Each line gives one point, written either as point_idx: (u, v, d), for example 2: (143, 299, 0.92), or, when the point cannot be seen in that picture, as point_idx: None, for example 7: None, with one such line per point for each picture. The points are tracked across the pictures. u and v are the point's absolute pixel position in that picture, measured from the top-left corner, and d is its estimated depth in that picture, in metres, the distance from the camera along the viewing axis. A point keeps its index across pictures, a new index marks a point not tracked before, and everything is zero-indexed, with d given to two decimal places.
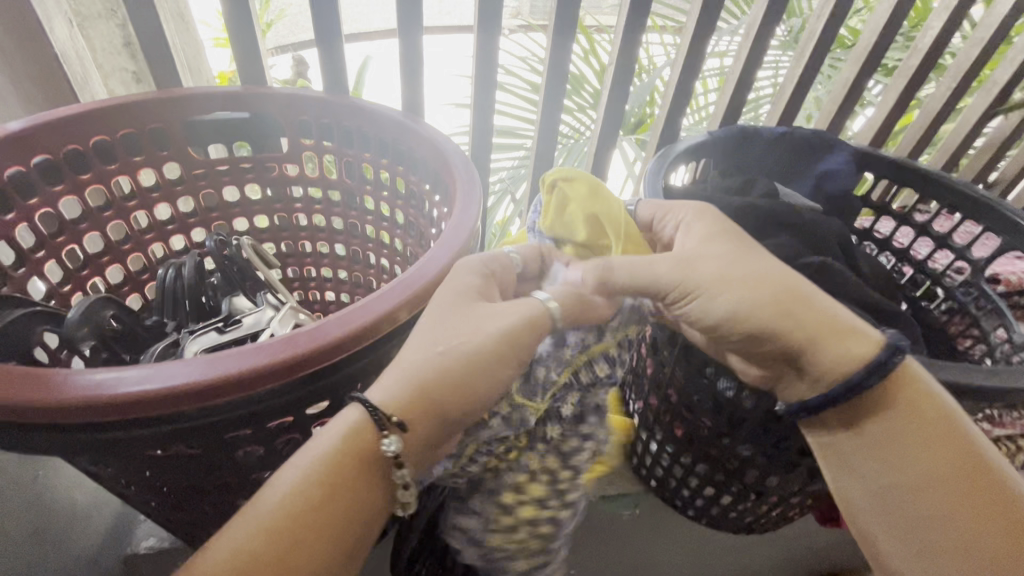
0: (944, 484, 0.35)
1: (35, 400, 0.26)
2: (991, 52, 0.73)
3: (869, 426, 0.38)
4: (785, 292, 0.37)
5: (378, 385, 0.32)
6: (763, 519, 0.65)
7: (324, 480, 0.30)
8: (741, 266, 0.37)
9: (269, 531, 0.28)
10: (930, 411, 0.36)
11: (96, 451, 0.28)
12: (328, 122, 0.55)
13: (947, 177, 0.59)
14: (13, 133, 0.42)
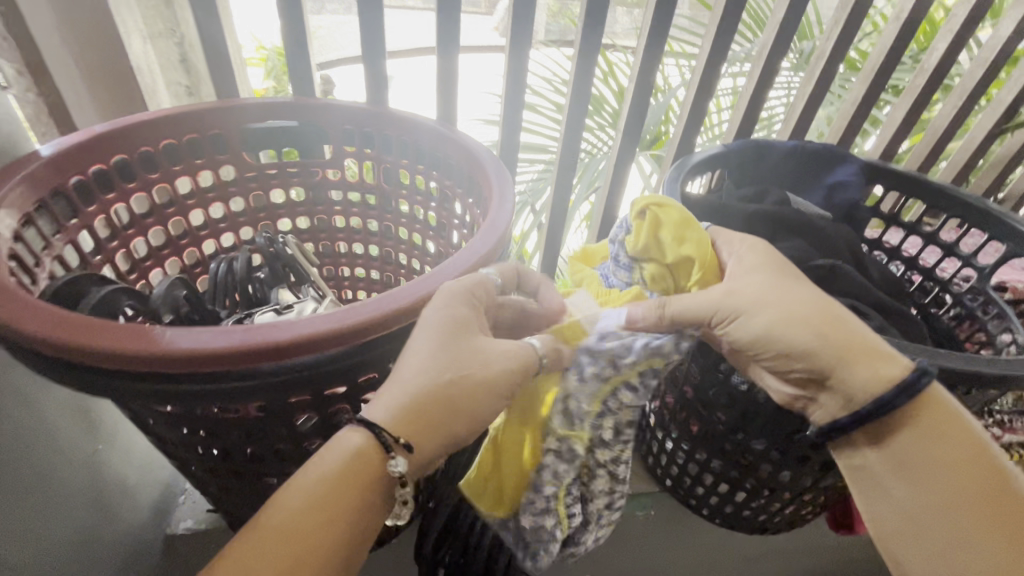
0: (962, 493, 0.40)
1: (127, 350, 0.28)
2: (995, 72, 0.76)
3: (891, 444, 0.42)
4: (823, 317, 0.41)
5: (418, 376, 0.35)
6: (776, 519, 0.66)
7: (322, 500, 0.33)
8: (783, 293, 0.42)
9: (276, 545, 0.32)
10: (951, 428, 0.40)
11: (175, 403, 0.31)
12: (370, 131, 0.59)
13: (953, 190, 0.62)
14: (98, 134, 0.47)
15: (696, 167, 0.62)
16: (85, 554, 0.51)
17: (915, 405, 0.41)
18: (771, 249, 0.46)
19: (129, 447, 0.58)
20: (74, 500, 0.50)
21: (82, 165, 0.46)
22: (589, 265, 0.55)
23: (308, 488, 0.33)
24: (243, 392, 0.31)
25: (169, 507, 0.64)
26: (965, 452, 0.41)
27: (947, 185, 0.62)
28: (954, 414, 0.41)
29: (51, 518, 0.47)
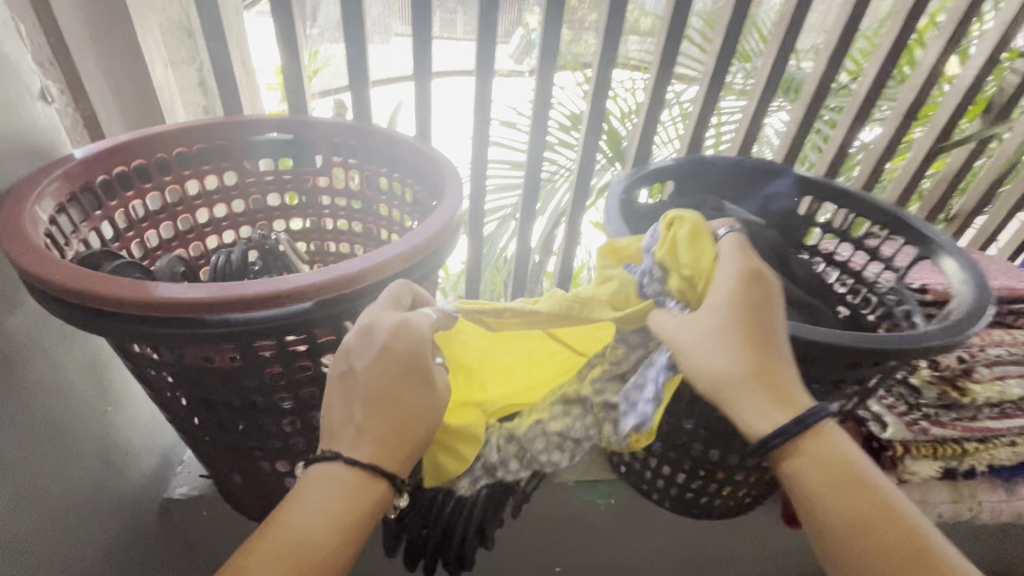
0: (874, 532, 0.41)
1: (132, 297, 0.37)
2: (927, 96, 0.83)
3: (802, 484, 0.43)
4: (741, 368, 0.44)
5: (358, 407, 0.41)
6: (717, 502, 0.72)
7: (331, 520, 0.39)
8: (708, 344, 0.46)
9: (293, 558, 0.37)
10: (839, 464, 0.43)
11: (167, 344, 0.39)
12: (355, 144, 0.69)
13: (876, 200, 0.68)
14: (123, 141, 0.56)
15: (642, 178, 0.70)
16: (93, 504, 0.58)
17: (806, 437, 0.44)
18: (747, 286, 0.47)
19: (136, 415, 0.66)
20: (88, 454, 0.58)
21: (108, 166, 0.55)
22: (616, 262, 0.59)
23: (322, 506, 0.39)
24: (219, 335, 0.38)
25: (167, 475, 0.72)
26: (861, 488, 0.42)
27: (872, 195, 0.68)
28: (837, 447, 0.44)
29: (68, 467, 0.55)
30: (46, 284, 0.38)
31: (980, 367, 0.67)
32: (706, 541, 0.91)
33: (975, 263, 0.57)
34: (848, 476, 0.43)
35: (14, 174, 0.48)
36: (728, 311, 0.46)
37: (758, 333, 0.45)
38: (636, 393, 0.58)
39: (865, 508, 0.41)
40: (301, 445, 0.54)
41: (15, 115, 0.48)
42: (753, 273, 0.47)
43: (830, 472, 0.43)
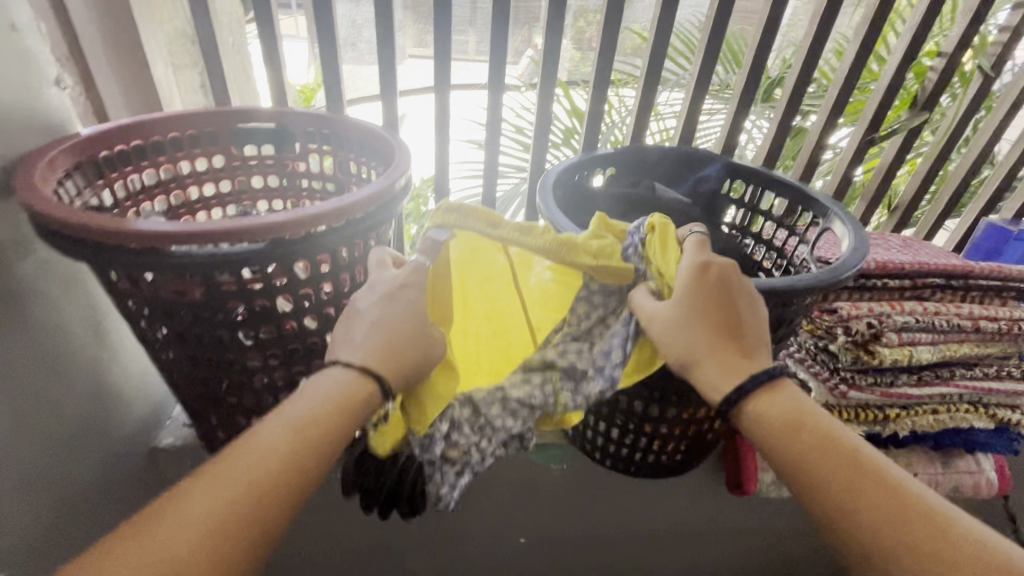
0: (827, 459, 0.45)
1: (116, 229, 0.46)
2: (849, 91, 0.91)
3: (758, 432, 0.47)
4: (703, 351, 0.49)
5: (355, 329, 0.50)
6: (651, 459, 0.77)
7: (329, 404, 0.45)
8: (676, 333, 0.50)
9: (296, 429, 0.43)
10: (784, 405, 0.47)
11: (145, 271, 0.49)
12: (327, 132, 0.78)
13: (790, 180, 0.75)
14: (124, 123, 0.66)
15: (590, 160, 0.78)
16: (86, 438, 0.67)
17: (757, 391, 0.48)
18: (705, 275, 0.51)
19: (130, 367, 0.75)
20: (85, 392, 0.67)
21: (110, 144, 0.65)
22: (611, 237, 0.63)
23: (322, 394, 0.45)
24: (184, 263, 0.48)
25: (157, 426, 0.81)
26: (809, 425, 0.46)
27: (791, 178, 0.75)
28: (782, 393, 0.48)
29: (66, 400, 0.64)
30: (54, 221, 0.48)
31: (889, 332, 0.73)
32: (658, 513, 0.96)
33: (866, 231, 0.63)
34: (789, 415, 0.47)
35: (31, 144, 0.58)
36: (697, 296, 0.51)
37: (725, 312, 0.50)
38: (603, 358, 0.62)
39: (809, 442, 0.45)
40: (263, 382, 0.62)
41: (34, 96, 0.58)
42: (707, 261, 0.52)
43: (776, 415, 0.47)
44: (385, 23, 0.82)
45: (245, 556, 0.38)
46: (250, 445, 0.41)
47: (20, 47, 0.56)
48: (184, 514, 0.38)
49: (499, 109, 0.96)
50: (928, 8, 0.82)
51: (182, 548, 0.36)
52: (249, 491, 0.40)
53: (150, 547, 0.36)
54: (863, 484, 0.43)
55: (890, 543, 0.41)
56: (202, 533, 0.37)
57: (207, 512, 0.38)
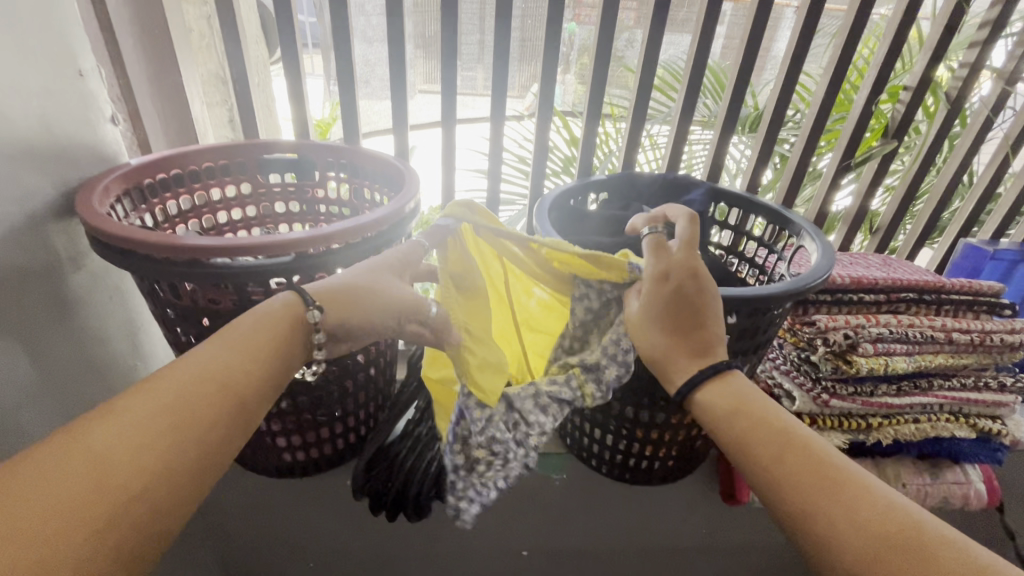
0: (772, 444, 0.51)
1: (168, 244, 0.54)
2: (824, 120, 0.99)
3: (716, 419, 0.55)
4: (666, 350, 0.58)
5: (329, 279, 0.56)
6: (645, 466, 0.81)
7: (261, 320, 0.50)
8: (644, 335, 0.60)
9: (236, 344, 0.47)
10: (729, 395, 0.55)
11: (188, 280, 0.56)
12: (345, 161, 0.86)
13: (766, 201, 0.82)
14: (166, 155, 0.74)
15: (583, 185, 0.85)
16: None
17: (713, 379, 0.56)
18: (664, 278, 0.58)
19: None
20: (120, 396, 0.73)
21: (153, 173, 0.73)
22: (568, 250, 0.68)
23: (257, 311, 0.50)
24: (222, 273, 0.55)
25: None
26: (750, 413, 0.53)
27: (768, 200, 0.82)
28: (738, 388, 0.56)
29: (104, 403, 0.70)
30: (115, 238, 0.55)
31: (864, 343, 0.78)
32: (655, 525, 0.98)
33: (834, 247, 0.69)
34: (730, 402, 0.54)
35: (90, 173, 0.65)
36: (658, 300, 0.58)
37: (675, 303, 0.58)
38: (614, 348, 0.65)
39: (745, 422, 0.53)
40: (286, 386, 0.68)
41: (95, 131, 0.66)
42: (665, 266, 0.59)
43: (721, 400, 0.55)
44: (398, 63, 0.91)
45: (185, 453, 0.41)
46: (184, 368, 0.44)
47: (86, 89, 0.64)
48: (120, 420, 0.40)
49: (500, 139, 1.04)
50: (891, 45, 0.90)
51: (120, 446, 0.38)
52: (186, 401, 0.42)
53: (86, 443, 0.38)
54: (795, 461, 0.49)
55: (807, 507, 0.46)
56: (145, 433, 0.40)
57: (147, 415, 0.40)
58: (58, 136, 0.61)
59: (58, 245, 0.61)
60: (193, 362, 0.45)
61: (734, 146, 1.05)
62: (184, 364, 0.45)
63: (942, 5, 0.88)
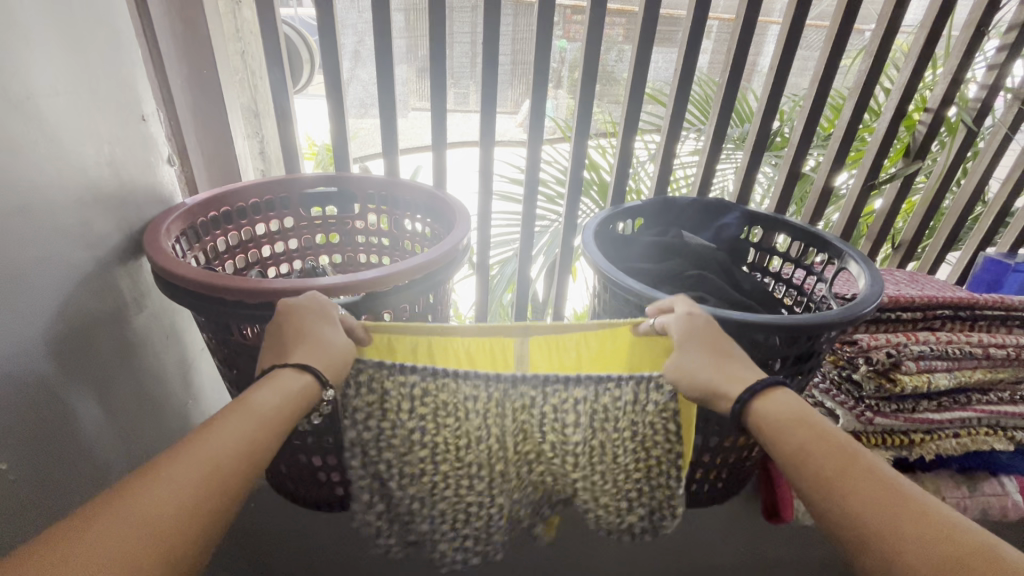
0: (829, 454, 0.45)
1: (239, 286, 0.55)
2: (849, 139, 1.02)
3: (772, 435, 0.48)
4: (717, 384, 0.53)
5: (302, 326, 0.51)
6: (693, 488, 0.81)
7: (313, 378, 0.48)
8: (686, 374, 0.55)
9: (287, 398, 0.46)
10: (785, 407, 0.49)
11: (259, 320, 0.56)
12: (386, 193, 0.86)
13: (801, 223, 0.84)
14: (213, 194, 0.74)
15: (623, 210, 0.86)
16: None
17: (764, 392, 0.50)
18: (691, 323, 0.57)
19: (210, 411, 0.81)
20: (174, 433, 0.72)
21: (204, 212, 0.73)
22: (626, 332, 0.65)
23: (307, 360, 0.49)
24: None
25: None
26: (805, 424, 0.47)
27: (802, 222, 0.84)
28: (795, 404, 0.50)
29: (161, 442, 0.69)
30: (187, 280, 0.56)
31: (907, 361, 0.79)
32: (702, 554, 0.96)
33: (879, 270, 0.71)
34: (794, 414, 0.48)
35: (150, 214, 0.66)
36: (690, 342, 0.56)
37: (711, 346, 0.55)
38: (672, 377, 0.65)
39: (806, 436, 0.47)
40: (323, 423, 0.65)
41: (153, 174, 0.67)
42: (691, 314, 0.57)
43: (780, 414, 0.49)
44: (439, 97, 0.94)
45: (224, 508, 0.38)
46: (216, 427, 0.41)
47: (148, 133, 0.66)
48: (158, 485, 0.36)
49: (534, 164, 1.06)
50: (913, 69, 0.93)
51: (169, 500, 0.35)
52: (226, 461, 0.39)
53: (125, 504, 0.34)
54: (855, 475, 0.43)
55: (872, 525, 0.40)
56: (187, 492, 0.36)
57: (187, 472, 0.37)
58: (124, 177, 0.62)
59: (123, 287, 0.62)
60: (242, 415, 0.43)
61: (759, 166, 1.08)
62: (230, 417, 0.42)
63: (960, 31, 0.93)
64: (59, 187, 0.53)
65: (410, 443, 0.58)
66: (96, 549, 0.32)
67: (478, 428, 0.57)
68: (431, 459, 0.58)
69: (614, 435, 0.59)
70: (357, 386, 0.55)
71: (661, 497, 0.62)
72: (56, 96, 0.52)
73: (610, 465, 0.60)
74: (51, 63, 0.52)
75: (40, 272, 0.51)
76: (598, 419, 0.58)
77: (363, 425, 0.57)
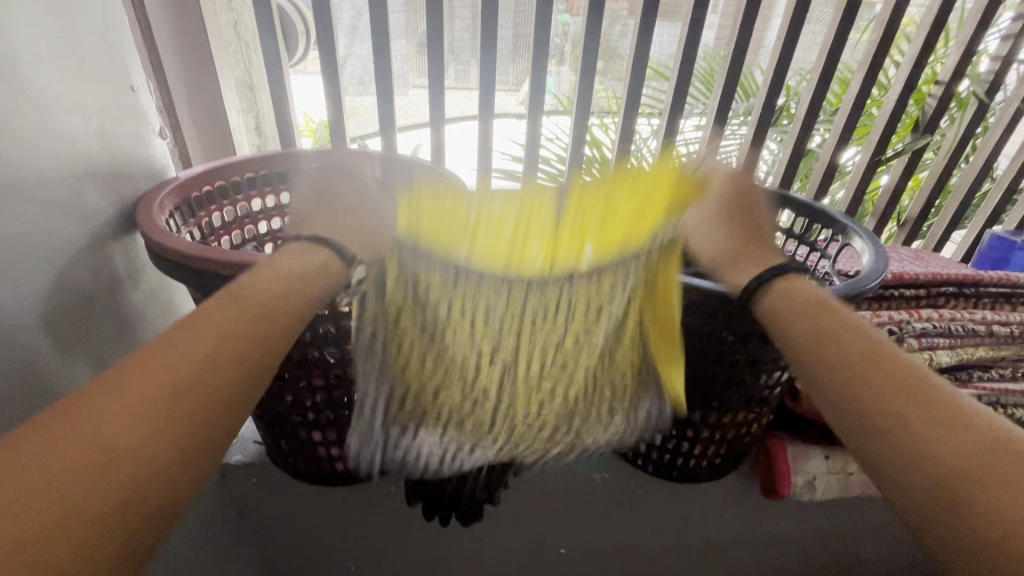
0: (851, 344, 0.48)
1: (234, 261, 0.54)
2: (856, 114, 0.99)
3: (796, 324, 0.51)
4: (736, 241, 0.60)
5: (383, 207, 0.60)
6: (692, 464, 0.81)
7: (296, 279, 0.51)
8: (719, 228, 0.61)
9: (271, 295, 0.48)
10: (813, 301, 0.52)
11: None
12: (384, 168, 0.84)
13: (803, 198, 0.82)
14: (204, 168, 0.73)
15: None
16: None
17: (791, 283, 0.54)
18: (736, 180, 0.62)
19: None
20: None
21: (199, 186, 0.72)
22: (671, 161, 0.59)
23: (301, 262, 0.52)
24: None
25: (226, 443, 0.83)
26: (830, 317, 0.51)
27: (806, 197, 0.82)
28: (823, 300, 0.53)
29: None
30: (182, 254, 0.55)
31: (908, 338, 0.79)
32: (700, 527, 0.97)
33: (882, 245, 0.70)
34: (817, 305, 0.52)
35: (144, 187, 0.66)
36: (726, 202, 0.61)
37: (738, 218, 0.61)
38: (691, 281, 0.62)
39: (828, 327, 0.50)
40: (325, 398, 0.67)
41: (145, 146, 0.66)
42: (735, 170, 0.62)
43: (801, 307, 0.52)
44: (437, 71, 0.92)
45: (206, 391, 0.40)
46: (197, 322, 0.43)
47: (138, 104, 0.64)
48: (138, 376, 0.38)
49: (534, 138, 1.04)
50: (925, 41, 0.91)
51: (148, 388, 0.37)
52: (205, 352, 0.41)
53: (107, 395, 0.36)
54: (871, 364, 0.47)
55: (882, 405, 0.44)
56: (164, 381, 0.38)
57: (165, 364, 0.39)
58: (115, 151, 0.61)
59: (117, 262, 0.61)
60: (218, 310, 0.45)
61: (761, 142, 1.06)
62: (209, 312, 0.44)
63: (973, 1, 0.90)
64: (49, 159, 0.52)
65: (429, 322, 0.62)
66: (76, 435, 0.34)
67: (486, 320, 0.62)
68: (446, 344, 0.63)
69: (599, 316, 0.62)
70: (365, 302, 0.61)
71: (639, 371, 0.68)
72: (42, 64, 0.51)
73: (594, 351, 0.64)
74: (38, 31, 0.51)
75: (32, 245, 0.50)
76: (585, 305, 0.61)
77: (371, 333, 0.62)
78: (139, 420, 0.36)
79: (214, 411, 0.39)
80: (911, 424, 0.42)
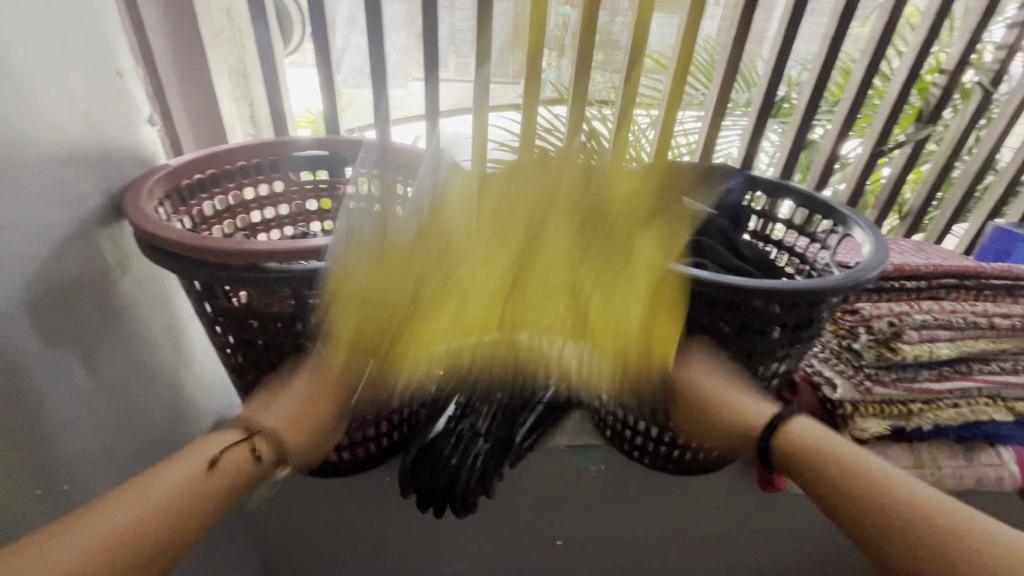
0: (845, 473, 0.59)
1: (223, 248, 0.53)
2: (857, 105, 0.98)
3: (804, 462, 0.62)
4: None
5: None
6: (688, 456, 0.81)
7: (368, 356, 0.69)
8: None
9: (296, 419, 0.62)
10: (809, 437, 0.63)
11: (245, 283, 0.55)
12: (378, 157, 0.83)
13: (803, 188, 0.81)
14: (193, 156, 0.72)
15: None
16: (165, 443, 0.72)
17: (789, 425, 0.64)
18: None
19: (205, 379, 0.81)
20: (167, 401, 0.72)
21: (189, 173, 0.71)
22: None
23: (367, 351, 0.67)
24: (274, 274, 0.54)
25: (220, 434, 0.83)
26: (823, 447, 0.62)
27: (806, 187, 0.81)
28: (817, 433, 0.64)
29: (151, 407, 0.69)
30: (169, 242, 0.54)
31: (909, 330, 0.78)
32: (697, 520, 0.96)
33: (883, 235, 0.69)
34: (815, 442, 0.63)
35: (131, 174, 0.64)
36: None
37: None
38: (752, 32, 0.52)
39: (832, 463, 0.60)
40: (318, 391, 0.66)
41: (134, 133, 0.65)
42: None
43: (802, 446, 0.63)
44: None
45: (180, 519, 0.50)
46: (173, 467, 0.53)
47: (126, 90, 0.63)
48: (125, 502, 0.49)
49: None
50: (928, 29, 0.89)
51: (125, 514, 0.48)
52: (183, 489, 0.51)
53: (104, 516, 0.47)
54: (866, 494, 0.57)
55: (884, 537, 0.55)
56: (138, 508, 0.49)
57: (155, 493, 0.50)
58: (102, 137, 0.60)
59: (106, 251, 0.60)
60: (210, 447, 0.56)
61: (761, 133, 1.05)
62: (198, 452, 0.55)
63: None
64: (32, 145, 0.51)
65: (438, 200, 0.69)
66: (69, 545, 0.45)
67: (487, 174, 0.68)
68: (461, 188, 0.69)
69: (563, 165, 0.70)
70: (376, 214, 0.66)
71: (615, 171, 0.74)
72: (23, 46, 0.50)
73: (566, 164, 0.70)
74: (18, 13, 0.49)
75: (16, 232, 0.50)
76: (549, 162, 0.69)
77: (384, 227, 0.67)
78: (120, 538, 0.47)
79: (161, 534, 0.49)
80: (932, 542, 0.52)
